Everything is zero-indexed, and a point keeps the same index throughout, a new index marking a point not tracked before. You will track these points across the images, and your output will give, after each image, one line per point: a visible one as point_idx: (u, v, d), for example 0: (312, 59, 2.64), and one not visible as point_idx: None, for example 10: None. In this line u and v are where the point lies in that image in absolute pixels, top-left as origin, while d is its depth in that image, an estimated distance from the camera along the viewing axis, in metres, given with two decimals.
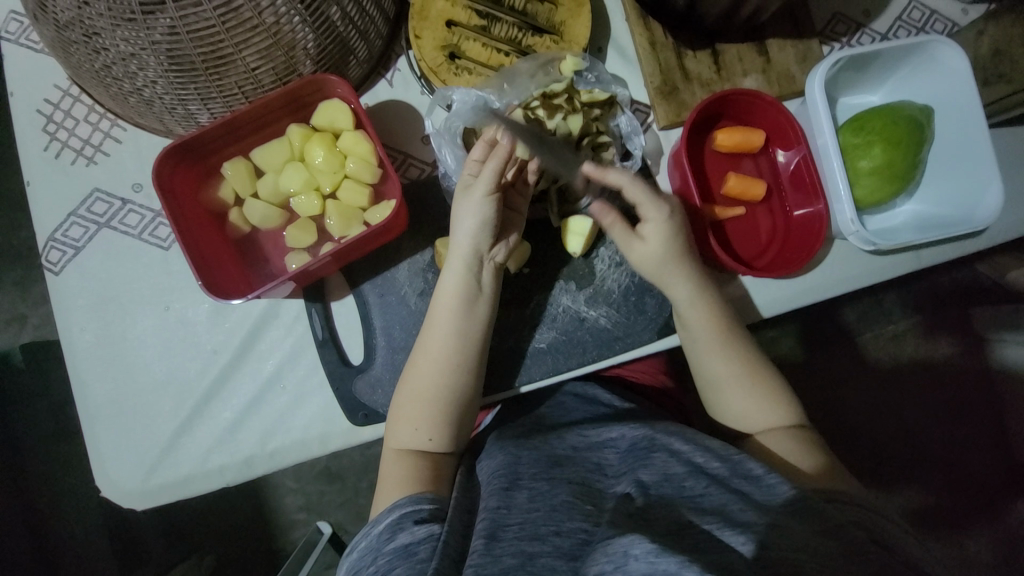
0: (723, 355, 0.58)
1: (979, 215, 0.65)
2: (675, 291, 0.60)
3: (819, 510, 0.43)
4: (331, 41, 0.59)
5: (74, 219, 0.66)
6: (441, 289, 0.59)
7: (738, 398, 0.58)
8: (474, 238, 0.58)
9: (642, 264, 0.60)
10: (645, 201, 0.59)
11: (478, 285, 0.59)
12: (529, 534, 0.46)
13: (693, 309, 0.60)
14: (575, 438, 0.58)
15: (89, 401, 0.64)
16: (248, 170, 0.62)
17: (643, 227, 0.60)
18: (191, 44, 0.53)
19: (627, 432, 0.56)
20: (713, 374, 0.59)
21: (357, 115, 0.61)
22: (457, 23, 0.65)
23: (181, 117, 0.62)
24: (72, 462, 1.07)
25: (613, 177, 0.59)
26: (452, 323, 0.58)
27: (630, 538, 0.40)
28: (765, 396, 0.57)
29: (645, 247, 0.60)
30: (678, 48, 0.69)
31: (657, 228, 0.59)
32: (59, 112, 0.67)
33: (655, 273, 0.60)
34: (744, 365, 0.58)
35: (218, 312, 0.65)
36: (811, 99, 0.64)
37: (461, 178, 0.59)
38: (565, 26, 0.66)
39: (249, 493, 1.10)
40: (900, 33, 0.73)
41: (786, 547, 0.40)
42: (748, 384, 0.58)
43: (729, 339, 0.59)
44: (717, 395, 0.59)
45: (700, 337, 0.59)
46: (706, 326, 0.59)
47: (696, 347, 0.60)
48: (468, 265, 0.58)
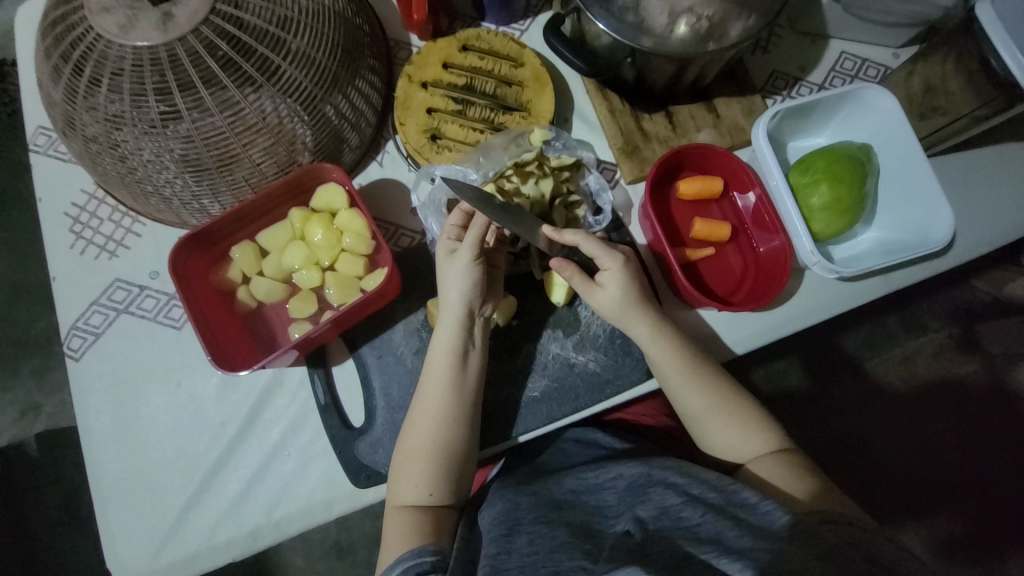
0: (696, 390, 0.61)
1: (935, 237, 0.69)
2: (637, 333, 0.63)
3: (815, 533, 0.43)
4: (326, 133, 0.68)
5: (96, 307, 0.72)
6: (433, 347, 0.63)
7: (721, 428, 0.60)
8: (464, 298, 0.62)
9: (604, 310, 0.63)
10: (602, 253, 0.62)
11: (470, 340, 0.63)
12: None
13: (660, 349, 0.62)
14: (574, 481, 0.58)
15: (102, 482, 0.66)
16: (254, 252, 0.69)
17: (601, 276, 0.63)
18: (205, 148, 0.61)
19: (624, 472, 0.57)
20: (692, 409, 0.61)
21: (351, 195, 0.68)
22: (436, 109, 0.74)
23: (195, 211, 0.69)
24: (80, 552, 1.06)
25: (570, 237, 0.62)
26: (445, 378, 0.61)
27: (627, 571, 0.42)
28: (746, 422, 0.60)
29: (605, 295, 0.63)
30: (635, 113, 0.77)
31: (613, 277, 0.62)
32: (85, 213, 0.75)
33: (616, 317, 0.63)
34: (718, 397, 0.61)
35: (226, 384, 0.69)
36: (758, 147, 0.71)
37: (443, 245, 0.64)
38: (531, 103, 0.74)
39: (257, 574, 1.07)
40: (836, 82, 0.81)
41: (785, 567, 0.40)
42: (726, 413, 0.60)
43: (699, 374, 0.61)
44: (701, 428, 0.61)
45: (672, 377, 0.62)
46: (674, 365, 0.62)
47: (670, 385, 0.62)
48: (459, 323, 0.62)
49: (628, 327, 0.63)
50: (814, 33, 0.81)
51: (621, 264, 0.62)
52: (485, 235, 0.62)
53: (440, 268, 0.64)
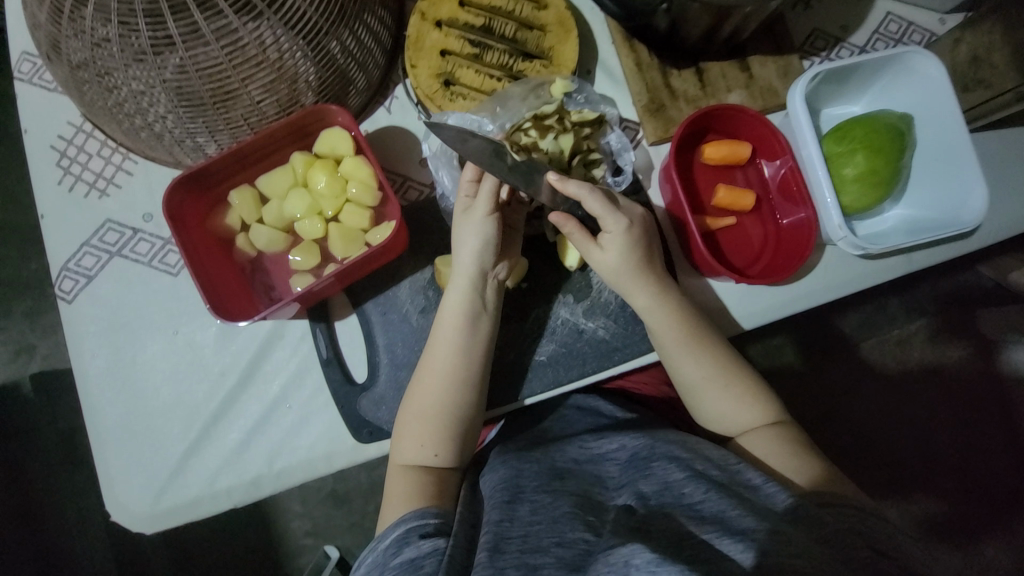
0: (694, 360, 0.59)
1: (965, 217, 0.66)
2: (637, 300, 0.61)
3: (818, 518, 0.43)
4: (331, 72, 0.63)
5: (87, 248, 0.68)
6: (445, 308, 0.61)
7: (715, 400, 0.59)
8: (477, 256, 0.60)
9: (603, 272, 0.61)
10: (606, 213, 0.58)
11: (482, 301, 0.61)
12: (531, 547, 0.46)
13: (658, 316, 0.60)
14: (576, 450, 0.59)
15: (100, 426, 0.65)
16: (253, 198, 0.65)
17: (602, 237, 0.60)
18: (200, 81, 0.56)
19: (628, 443, 0.57)
20: (688, 379, 0.60)
21: (358, 142, 0.63)
22: (451, 52, 0.68)
23: (190, 150, 0.65)
24: (81, 491, 1.08)
25: (573, 190, 0.57)
26: (452, 339, 0.59)
27: (630, 547, 0.41)
28: (742, 395, 0.59)
29: (604, 257, 0.60)
30: (664, 68, 0.72)
31: (614, 240, 0.59)
32: (73, 148, 0.70)
33: (615, 280, 0.61)
34: (716, 368, 0.59)
35: (226, 334, 0.67)
36: (793, 111, 0.66)
37: (459, 202, 0.62)
38: (554, 50, 0.69)
39: (255, 518, 1.10)
40: (878, 45, 0.75)
41: (786, 552, 0.39)
42: (722, 385, 0.59)
43: (698, 344, 0.60)
44: (695, 398, 0.60)
45: (668, 346, 0.60)
46: (671, 333, 0.60)
47: (667, 354, 0.61)
48: (472, 282, 0.60)
49: (627, 291, 0.61)
50: None
51: (624, 227, 0.59)
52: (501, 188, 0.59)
53: (455, 225, 0.62)
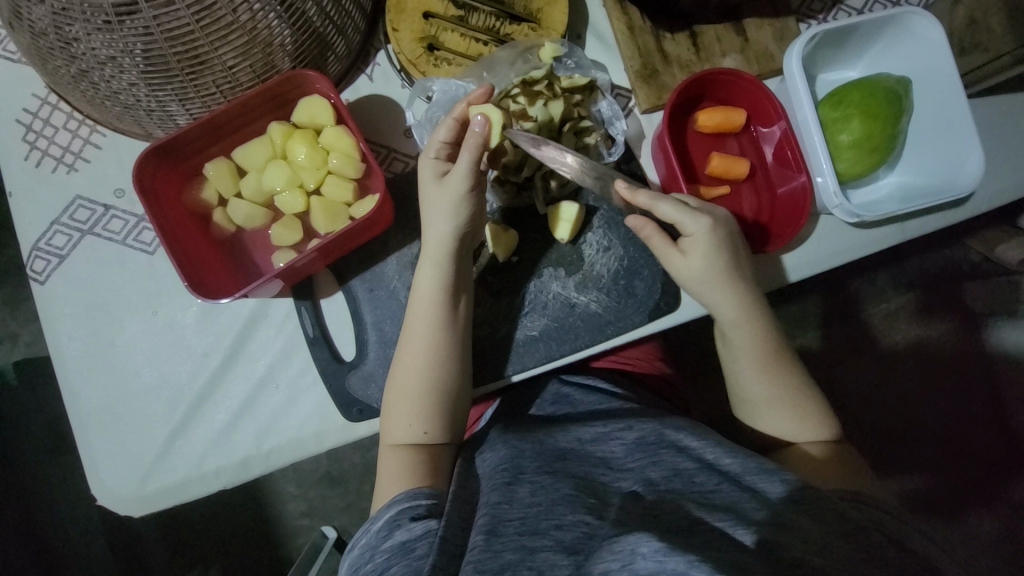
0: (764, 375, 0.58)
1: (960, 184, 0.65)
2: (721, 310, 0.59)
3: (838, 514, 0.43)
4: (308, 36, 0.59)
5: (58, 227, 0.65)
6: (422, 279, 0.59)
7: (777, 419, 0.58)
8: (450, 226, 0.58)
9: (683, 279, 0.59)
10: (682, 217, 0.57)
11: (459, 272, 0.59)
12: (528, 530, 0.46)
13: (739, 331, 0.59)
14: (584, 430, 0.58)
15: (81, 409, 0.64)
16: (230, 170, 0.62)
17: (683, 242, 0.58)
18: (166, 44, 0.52)
19: (635, 426, 0.56)
20: (753, 394, 0.59)
21: (338, 110, 0.60)
22: (434, 14, 0.65)
23: (160, 119, 0.61)
24: (71, 477, 1.07)
25: (643, 200, 0.56)
26: (438, 318, 0.58)
27: (638, 536, 0.40)
28: (804, 418, 0.57)
29: (686, 263, 0.58)
30: (657, 32, 0.69)
31: (695, 244, 0.58)
32: (37, 121, 0.66)
33: (696, 286, 0.59)
34: (785, 388, 0.58)
35: (208, 314, 0.65)
36: (789, 76, 0.64)
37: (429, 165, 0.59)
38: (542, 13, 0.66)
39: (250, 500, 1.09)
40: (876, 8, 0.73)
41: (796, 543, 0.40)
42: (789, 406, 0.57)
43: (773, 362, 0.58)
44: (752, 413, 0.59)
45: (744, 358, 0.59)
46: (750, 343, 0.59)
47: (737, 366, 0.59)
48: (445, 254, 0.58)
49: (706, 299, 0.59)
50: None
51: (707, 230, 0.57)
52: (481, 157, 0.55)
53: (426, 192, 0.59)
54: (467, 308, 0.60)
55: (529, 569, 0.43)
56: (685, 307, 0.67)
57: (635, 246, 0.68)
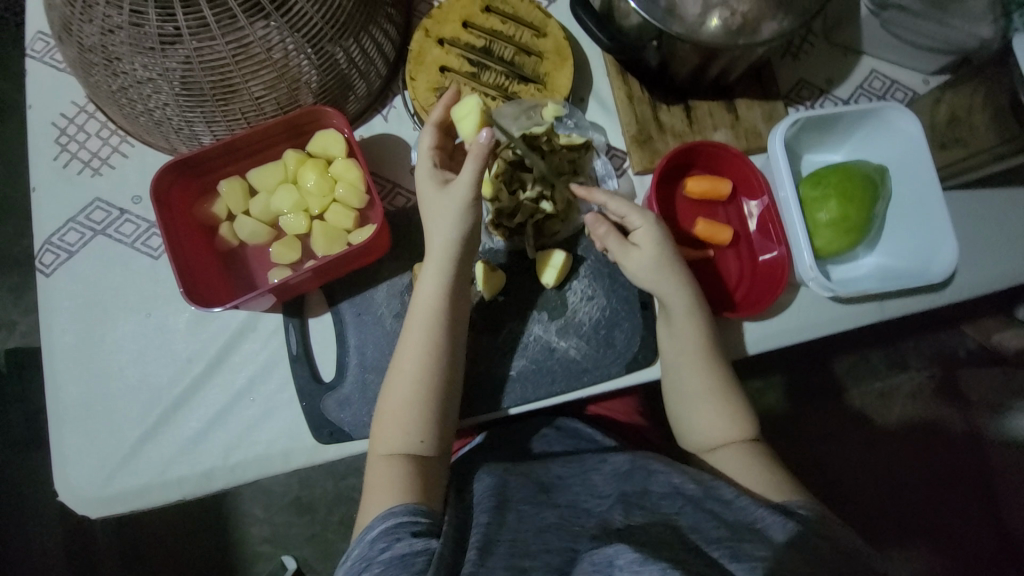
0: (698, 369, 0.60)
1: (935, 271, 0.68)
2: (670, 306, 0.61)
3: (804, 538, 0.47)
4: (332, 77, 0.65)
5: (72, 225, 0.69)
6: (414, 308, 0.60)
7: (706, 413, 0.60)
8: (449, 256, 0.60)
9: (637, 273, 0.62)
10: (634, 213, 0.61)
11: (456, 300, 0.61)
12: (519, 551, 0.48)
13: (684, 325, 0.61)
14: (560, 467, 0.59)
15: (60, 402, 0.65)
16: (242, 188, 0.66)
17: (635, 236, 0.62)
18: (202, 73, 0.58)
19: (608, 458, 0.58)
20: (688, 388, 0.61)
21: (350, 144, 0.65)
22: (450, 69, 0.71)
23: (186, 137, 0.66)
24: (40, 473, 1.05)
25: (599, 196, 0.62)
26: (433, 330, 0.59)
27: (616, 547, 0.46)
28: (730, 415, 0.59)
29: (640, 254, 0.61)
30: (654, 103, 0.74)
31: (647, 236, 0.61)
32: (73, 127, 0.72)
33: (648, 280, 0.61)
34: (718, 383, 0.60)
35: (198, 322, 0.67)
36: (773, 153, 0.69)
37: (434, 177, 0.61)
38: (549, 76, 0.71)
39: (214, 517, 1.07)
40: (861, 101, 0.79)
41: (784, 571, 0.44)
42: (718, 402, 0.60)
43: (707, 360, 0.61)
44: (687, 409, 0.60)
45: (686, 355, 0.61)
46: (694, 343, 0.61)
47: (675, 358, 0.61)
48: (452, 267, 0.60)
49: (658, 291, 0.61)
50: (847, 47, 0.79)
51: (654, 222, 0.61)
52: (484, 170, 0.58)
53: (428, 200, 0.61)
54: (461, 332, 0.61)
55: None
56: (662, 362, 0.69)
57: (618, 297, 0.70)
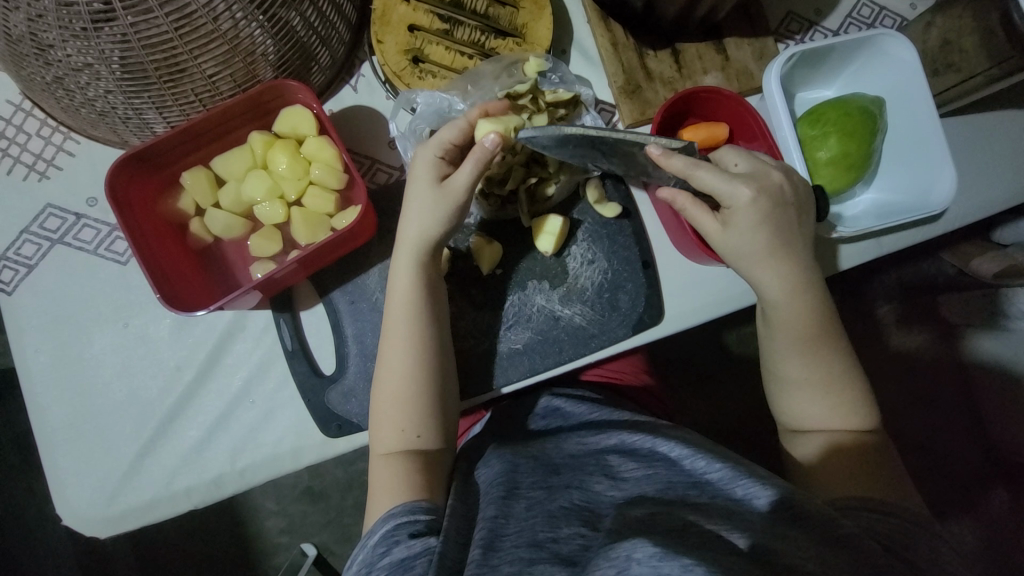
0: (802, 362, 0.57)
1: (934, 200, 0.67)
2: (766, 293, 0.58)
3: (807, 515, 0.42)
4: (291, 47, 0.58)
5: (27, 236, 0.63)
6: (398, 287, 0.58)
7: (806, 402, 0.57)
8: (434, 232, 0.57)
9: (728, 252, 0.59)
10: (722, 187, 0.56)
11: (436, 277, 0.59)
12: (526, 541, 0.45)
13: (784, 314, 0.58)
14: (573, 445, 0.57)
15: (46, 425, 0.61)
16: (208, 179, 0.61)
17: (724, 213, 0.58)
18: (143, 52, 0.51)
19: (625, 440, 0.55)
20: (790, 375, 0.58)
21: (321, 121, 0.60)
22: (419, 27, 0.65)
23: (137, 127, 0.60)
24: (39, 494, 1.02)
25: (676, 164, 0.55)
26: (415, 316, 0.57)
27: (633, 542, 0.39)
28: (836, 404, 0.57)
29: (727, 235, 0.57)
30: (640, 49, 0.70)
31: (738, 216, 0.57)
32: (10, 128, 0.64)
33: (742, 263, 0.58)
34: (824, 372, 0.57)
35: (182, 327, 0.63)
36: (768, 94, 0.66)
37: (426, 155, 0.58)
38: (527, 28, 0.66)
39: (228, 516, 1.06)
40: (851, 30, 0.75)
41: (791, 550, 0.39)
42: (822, 391, 0.57)
43: (814, 348, 0.57)
44: (784, 391, 0.59)
45: (785, 339, 0.58)
46: (799, 329, 0.58)
47: (775, 346, 0.59)
48: (424, 252, 0.58)
49: (751, 277, 0.58)
50: None
51: (749, 203, 0.56)
52: (483, 170, 0.56)
53: (418, 182, 0.58)
54: (444, 310, 0.59)
55: None
56: (668, 319, 0.68)
57: (619, 260, 0.68)
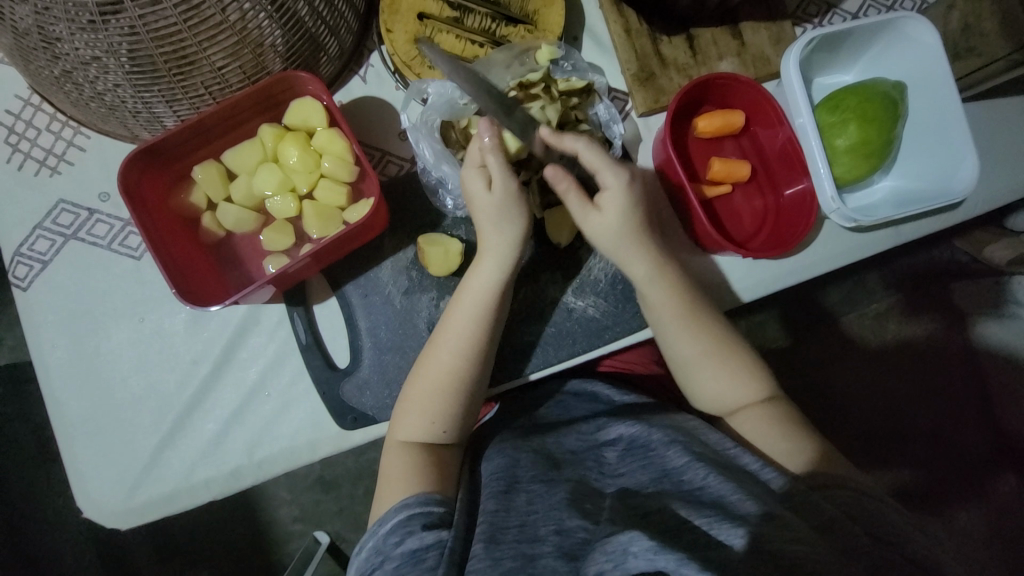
0: (690, 337, 0.58)
1: (955, 188, 0.65)
2: (635, 271, 0.58)
3: (817, 504, 0.42)
4: (300, 37, 0.57)
5: (40, 232, 0.63)
6: (472, 286, 0.57)
7: (712, 378, 0.58)
8: (511, 236, 0.57)
9: (599, 237, 0.58)
10: (601, 168, 0.56)
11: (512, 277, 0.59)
12: (527, 537, 0.46)
13: (655, 291, 0.58)
14: (573, 441, 0.57)
15: (66, 420, 0.62)
16: (220, 174, 0.61)
17: (601, 197, 0.57)
18: (153, 45, 0.50)
19: (624, 432, 0.55)
20: (684, 355, 0.58)
21: (331, 113, 0.59)
22: (429, 15, 0.64)
23: (147, 121, 0.59)
24: (57, 486, 1.04)
25: (568, 143, 0.56)
26: (479, 321, 0.57)
27: (629, 535, 0.40)
28: (737, 372, 0.57)
29: (602, 218, 0.57)
30: (653, 35, 0.68)
31: (613, 198, 0.57)
32: (19, 123, 0.64)
33: (615, 247, 0.58)
34: (715, 342, 0.58)
35: (196, 321, 0.63)
36: (788, 80, 0.64)
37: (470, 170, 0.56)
38: (539, 15, 0.65)
39: (242, 506, 1.07)
40: (871, 13, 0.73)
41: (783, 537, 0.38)
42: (727, 374, 0.57)
43: (695, 321, 0.58)
44: (688, 377, 0.59)
45: (667, 322, 0.58)
46: (671, 308, 0.58)
47: (665, 329, 0.59)
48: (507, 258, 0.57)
49: (623, 261, 0.58)
50: None
51: (623, 186, 0.57)
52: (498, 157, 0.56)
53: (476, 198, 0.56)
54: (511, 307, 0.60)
55: None
56: None
57: None
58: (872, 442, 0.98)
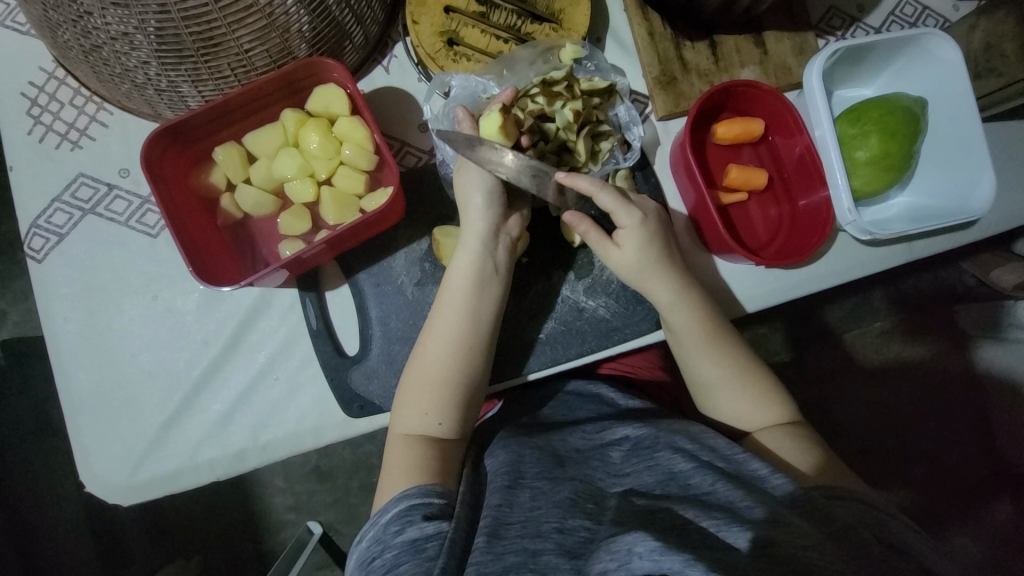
0: (709, 359, 0.58)
1: (972, 206, 0.65)
2: (658, 298, 0.60)
3: (827, 512, 0.42)
4: (326, 24, 0.58)
5: (58, 205, 0.64)
6: (455, 264, 0.59)
7: (730, 400, 0.58)
8: (486, 213, 0.58)
9: (622, 271, 0.60)
10: (618, 209, 0.59)
11: (494, 261, 0.59)
12: (530, 532, 0.46)
13: (676, 314, 0.59)
14: (578, 440, 0.57)
15: (73, 393, 0.62)
16: (240, 155, 0.61)
17: (619, 235, 0.59)
18: (182, 24, 0.50)
19: (630, 434, 0.56)
20: (705, 375, 0.59)
21: (354, 100, 0.59)
22: (455, 9, 0.64)
23: (170, 100, 0.60)
24: (56, 462, 1.04)
25: (583, 186, 0.57)
26: (460, 300, 0.57)
27: (634, 535, 0.40)
28: (756, 395, 0.57)
29: (622, 255, 0.59)
30: (677, 40, 0.69)
31: (630, 237, 0.59)
32: (43, 95, 0.64)
33: (635, 278, 0.60)
34: (735, 369, 0.58)
35: (209, 302, 0.63)
36: (809, 90, 0.64)
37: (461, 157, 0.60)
38: (564, 14, 0.65)
39: (238, 491, 1.07)
40: (893, 29, 0.73)
41: (791, 540, 0.38)
42: (739, 386, 0.57)
43: (717, 344, 0.58)
44: (706, 397, 0.59)
45: (688, 344, 0.59)
46: (692, 331, 0.59)
47: (686, 351, 0.59)
48: (484, 237, 0.59)
49: (646, 287, 0.60)
50: None
51: (638, 224, 0.59)
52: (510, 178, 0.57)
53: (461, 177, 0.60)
54: (502, 297, 0.60)
55: (531, 571, 0.43)
56: None
57: None
58: (873, 460, 0.97)
